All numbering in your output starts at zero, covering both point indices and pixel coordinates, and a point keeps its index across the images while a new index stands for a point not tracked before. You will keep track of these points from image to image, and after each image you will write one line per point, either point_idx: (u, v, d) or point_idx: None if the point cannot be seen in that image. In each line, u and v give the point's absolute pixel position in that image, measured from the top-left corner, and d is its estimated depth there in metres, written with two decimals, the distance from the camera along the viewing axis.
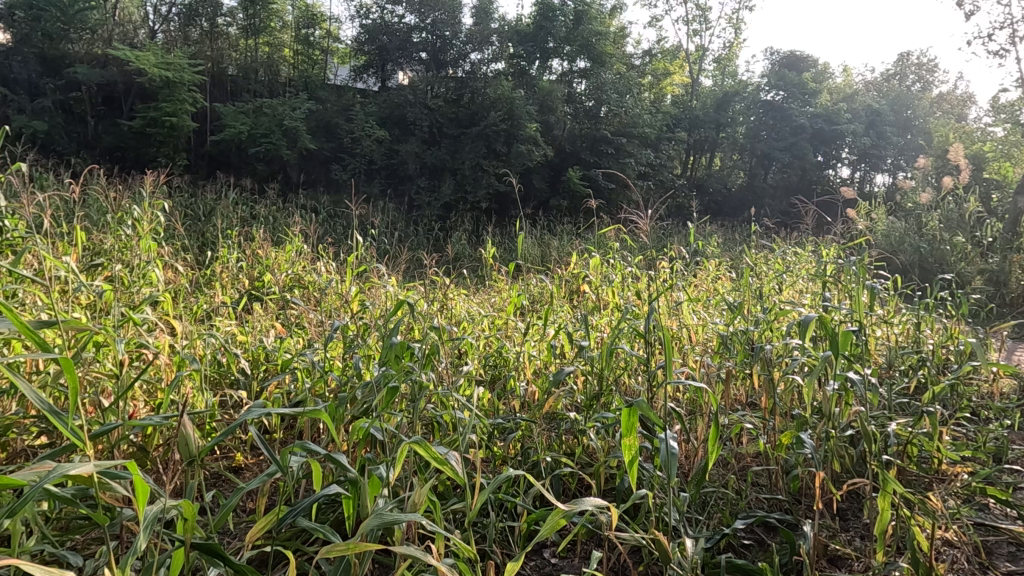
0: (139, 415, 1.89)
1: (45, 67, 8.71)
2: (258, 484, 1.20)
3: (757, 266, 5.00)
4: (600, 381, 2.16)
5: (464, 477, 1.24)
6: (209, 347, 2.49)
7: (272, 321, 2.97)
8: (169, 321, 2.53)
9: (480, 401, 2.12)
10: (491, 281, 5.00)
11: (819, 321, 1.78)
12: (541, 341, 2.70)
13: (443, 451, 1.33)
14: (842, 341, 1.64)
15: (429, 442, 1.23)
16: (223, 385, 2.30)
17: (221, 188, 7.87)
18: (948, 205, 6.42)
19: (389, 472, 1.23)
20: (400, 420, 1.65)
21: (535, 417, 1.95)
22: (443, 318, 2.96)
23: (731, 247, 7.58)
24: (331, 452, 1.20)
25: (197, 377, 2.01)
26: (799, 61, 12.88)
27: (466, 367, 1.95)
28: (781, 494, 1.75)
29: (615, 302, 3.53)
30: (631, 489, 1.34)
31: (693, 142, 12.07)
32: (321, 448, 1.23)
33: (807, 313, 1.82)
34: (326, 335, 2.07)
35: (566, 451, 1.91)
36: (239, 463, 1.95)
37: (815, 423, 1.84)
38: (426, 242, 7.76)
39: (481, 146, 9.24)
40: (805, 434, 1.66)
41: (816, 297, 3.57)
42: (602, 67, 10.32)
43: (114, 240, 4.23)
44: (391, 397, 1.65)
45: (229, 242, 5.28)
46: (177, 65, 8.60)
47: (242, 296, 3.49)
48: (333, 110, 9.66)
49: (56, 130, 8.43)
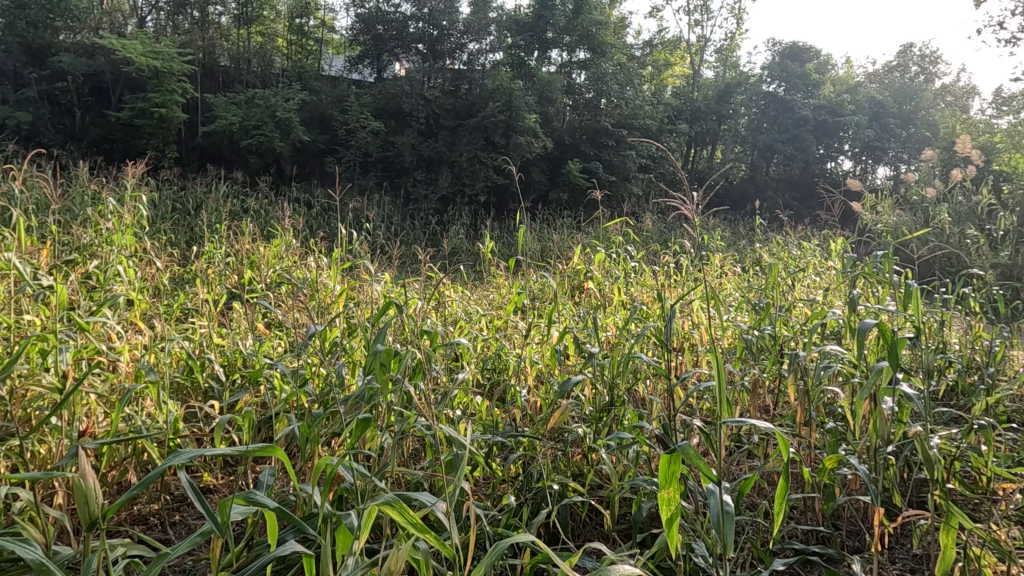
0: (93, 429, 1.70)
1: (29, 56, 8.43)
2: (187, 549, 0.97)
3: (764, 260, 4.80)
4: (611, 391, 1.95)
5: (451, 546, 1.02)
6: (179, 352, 2.29)
7: (255, 322, 2.78)
8: (139, 323, 2.31)
9: (478, 414, 1.92)
10: (488, 277, 4.77)
11: (878, 327, 1.51)
12: (544, 342, 2.46)
13: (428, 500, 1.12)
14: (899, 352, 1.40)
15: (405, 504, 1.00)
16: (195, 394, 2.12)
17: (211, 180, 7.64)
18: (957, 197, 6.22)
19: (361, 526, 1.01)
20: (384, 445, 1.41)
21: (538, 432, 1.75)
22: (438, 318, 2.73)
23: (736, 240, 7.34)
24: (282, 508, 0.99)
25: (156, 390, 1.79)
26: (802, 52, 12.59)
27: (461, 377, 1.73)
28: (821, 524, 1.56)
29: (621, 299, 3.26)
30: (669, 552, 1.13)
31: (693, 134, 11.86)
32: (271, 501, 0.99)
33: (865, 319, 1.54)
34: (303, 342, 1.87)
35: (574, 472, 1.70)
36: (207, 483, 1.76)
37: (859, 442, 1.62)
38: (423, 236, 7.55)
39: (479, 138, 8.98)
40: (854, 458, 1.43)
41: (832, 296, 3.37)
42: (602, 57, 10.04)
43: (93, 235, 4.00)
44: (363, 429, 1.41)
45: (217, 237, 5.07)
46: (166, 54, 8.31)
47: (224, 295, 3.28)
48: (328, 101, 9.31)
49: (42, 121, 8.18)
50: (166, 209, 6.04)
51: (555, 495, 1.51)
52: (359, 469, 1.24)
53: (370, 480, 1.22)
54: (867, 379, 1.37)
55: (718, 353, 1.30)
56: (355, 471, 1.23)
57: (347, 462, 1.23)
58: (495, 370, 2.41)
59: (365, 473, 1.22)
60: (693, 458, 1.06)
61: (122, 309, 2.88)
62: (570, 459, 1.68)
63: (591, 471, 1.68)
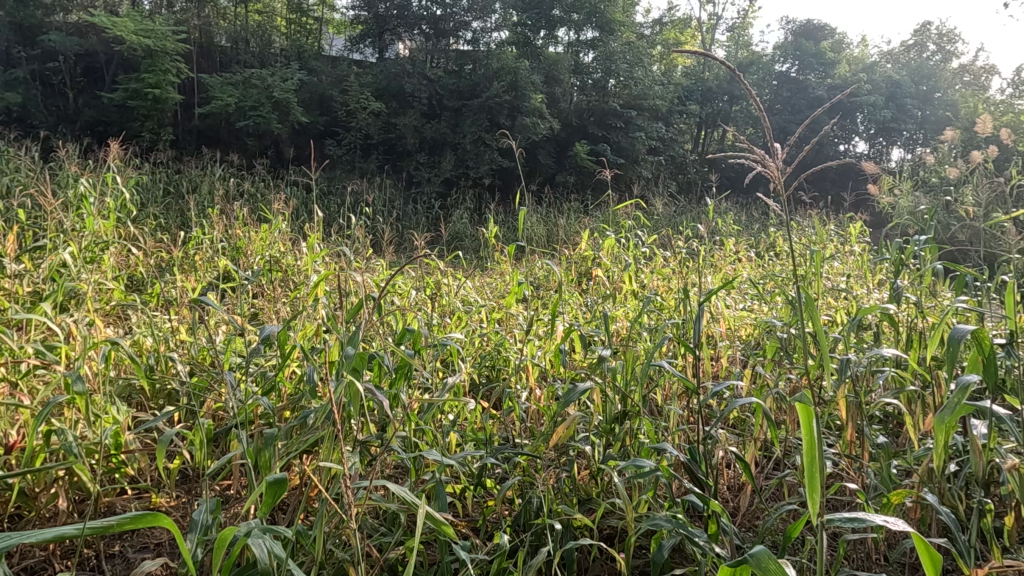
0: (18, 446, 1.46)
1: (19, 35, 8.14)
2: None
3: (782, 248, 4.54)
4: (625, 399, 1.68)
5: None
6: (141, 350, 2.06)
7: (228, 315, 2.54)
8: (96, 319, 2.08)
9: (470, 426, 1.67)
10: (490, 264, 4.51)
11: (977, 339, 1.17)
12: (549, 339, 2.22)
13: None
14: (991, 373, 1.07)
15: None
16: (158, 396, 1.89)
17: (206, 162, 7.35)
18: (980, 176, 5.92)
19: None
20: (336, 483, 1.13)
21: (539, 450, 1.50)
22: (434, 310, 2.51)
23: (750, 224, 7.01)
24: None
25: (86, 401, 1.54)
26: (816, 30, 12.27)
27: (449, 383, 1.48)
28: (874, 567, 1.32)
29: (632, 288, 2.98)
30: None
31: (705, 114, 11.55)
32: None
33: (960, 327, 1.19)
34: (257, 345, 1.60)
35: (583, 496, 1.45)
36: (157, 505, 1.52)
37: (932, 470, 1.34)
38: (425, 220, 7.27)
39: (484, 119, 8.67)
40: (932, 501, 1.15)
41: (859, 289, 3.10)
42: (610, 35, 9.77)
43: (73, 219, 3.76)
44: (277, 494, 1.00)
45: (207, 221, 4.81)
46: (159, 32, 7.99)
47: (204, 284, 3.02)
48: (327, 82, 9.02)
49: (33, 103, 7.93)
50: (157, 192, 5.78)
51: (557, 535, 1.26)
52: (279, 544, 0.96)
53: (285, 566, 0.95)
54: (952, 398, 1.06)
55: (805, 409, 0.89)
56: (270, 552, 0.96)
57: (261, 537, 0.96)
58: (493, 371, 2.19)
59: (280, 559, 0.94)
60: (770, 575, 0.83)
61: (86, 301, 2.63)
62: (576, 482, 1.43)
63: (601, 495, 1.44)
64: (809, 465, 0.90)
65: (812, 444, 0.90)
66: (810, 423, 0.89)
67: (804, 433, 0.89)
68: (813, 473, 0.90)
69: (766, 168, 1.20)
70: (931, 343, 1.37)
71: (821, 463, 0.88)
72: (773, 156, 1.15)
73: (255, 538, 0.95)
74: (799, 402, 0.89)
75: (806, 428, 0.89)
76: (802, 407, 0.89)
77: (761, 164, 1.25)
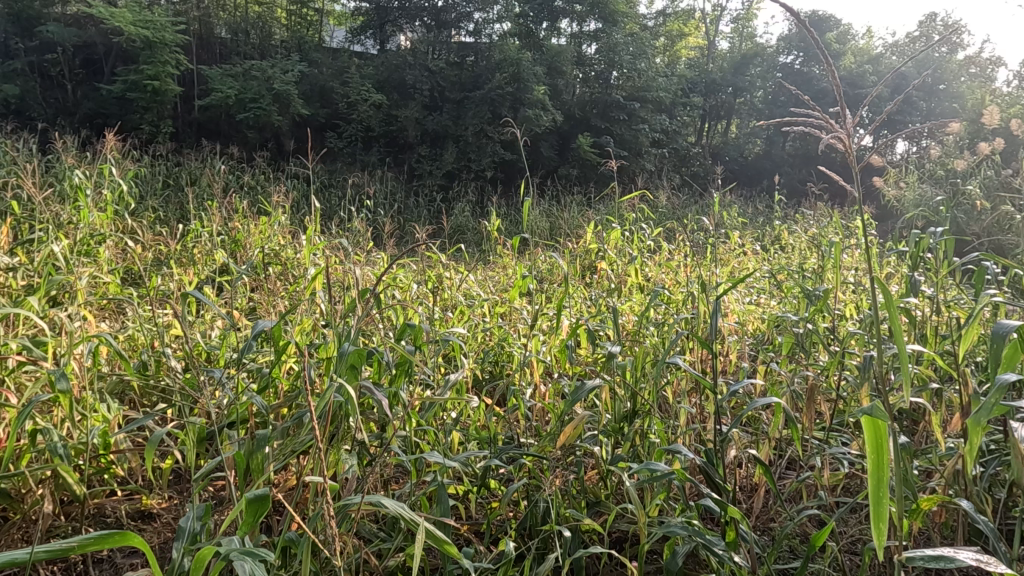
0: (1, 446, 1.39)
1: (17, 26, 8.05)
2: None
3: (788, 242, 4.47)
4: (634, 398, 1.62)
5: None
6: (134, 346, 2.01)
7: (224, 309, 2.48)
8: (88, 314, 2.02)
9: (473, 425, 1.62)
10: (493, 257, 4.44)
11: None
12: (555, 335, 2.15)
13: None
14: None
15: None
16: (151, 393, 1.83)
17: (206, 154, 7.26)
18: (988, 168, 5.84)
19: None
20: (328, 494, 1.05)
21: (545, 450, 1.43)
22: (434, 305, 2.44)
23: (755, 216, 6.92)
24: None
25: (71, 400, 1.47)
26: (821, 22, 12.14)
27: (453, 381, 1.41)
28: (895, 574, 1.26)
29: (638, 281, 2.91)
30: None
31: (710, 107, 11.44)
32: None
33: (1005, 323, 1.10)
34: (249, 341, 1.51)
35: (590, 499, 1.39)
36: (147, 506, 1.46)
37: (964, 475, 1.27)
38: (426, 213, 7.20)
39: (486, 111, 8.58)
40: (967, 508, 1.07)
41: (873, 284, 3.02)
42: (613, 26, 9.66)
43: (69, 210, 3.69)
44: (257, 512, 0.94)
45: (205, 213, 4.74)
46: (158, 23, 7.90)
47: (200, 278, 2.95)
48: (328, 74, 8.94)
49: (31, 95, 7.86)
50: (156, 185, 5.72)
51: (566, 544, 1.20)
52: (261, 567, 0.89)
53: None
54: (990, 398, 0.98)
55: (874, 423, 0.84)
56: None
57: (242, 559, 0.89)
58: (496, 367, 2.13)
59: None
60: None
61: (81, 296, 2.57)
62: (583, 484, 1.37)
63: (610, 498, 1.38)
64: (875, 484, 0.85)
65: (879, 460, 0.85)
66: (880, 435, 0.83)
67: (871, 447, 0.85)
68: (877, 494, 0.85)
69: (840, 141, 1.13)
70: (966, 343, 1.25)
71: (889, 481, 0.84)
72: (845, 122, 1.09)
73: (237, 559, 0.88)
74: (865, 412, 0.84)
75: (874, 444, 0.85)
76: (867, 416, 0.84)
77: (830, 133, 1.17)
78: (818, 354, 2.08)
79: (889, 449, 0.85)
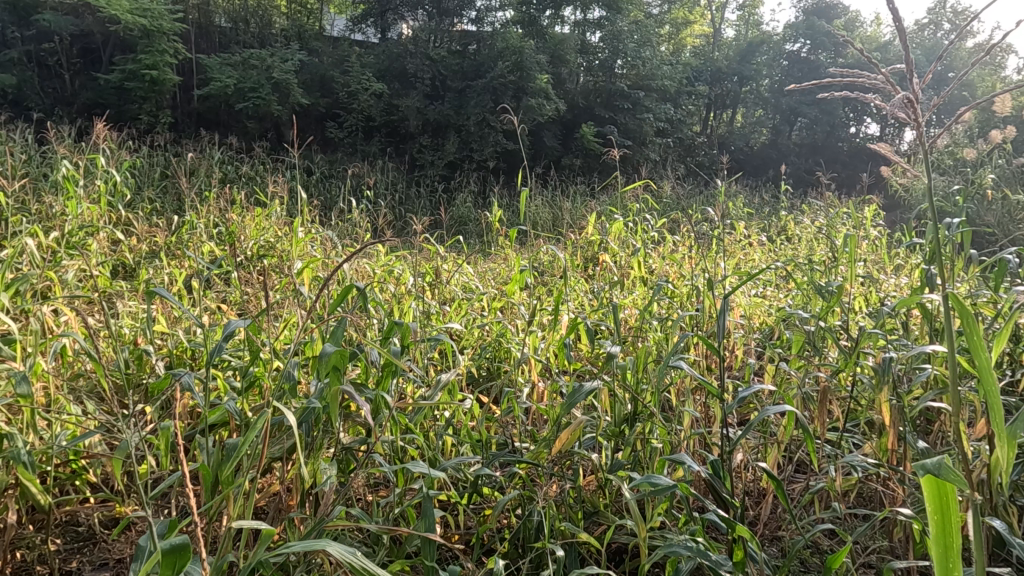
0: None
1: (14, 14, 7.86)
2: None
3: (792, 233, 4.39)
4: (635, 399, 1.54)
5: None
6: (117, 342, 1.94)
7: (214, 305, 2.41)
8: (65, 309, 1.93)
9: (466, 426, 1.54)
10: (492, 249, 4.37)
11: None
12: (552, 332, 2.07)
13: None
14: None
15: None
16: (129, 392, 1.76)
17: (204, 145, 7.17)
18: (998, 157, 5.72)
19: None
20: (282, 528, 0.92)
21: (538, 457, 1.34)
22: (431, 300, 2.37)
23: (760, 206, 6.82)
24: None
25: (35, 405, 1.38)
26: (829, 9, 11.92)
27: (441, 385, 1.31)
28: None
29: (641, 274, 2.84)
30: None
31: (715, 95, 11.29)
32: None
33: None
34: (222, 342, 1.37)
35: (587, 508, 1.31)
36: (121, 513, 1.40)
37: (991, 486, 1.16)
38: (428, 204, 7.13)
39: (488, 100, 8.46)
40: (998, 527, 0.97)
41: (881, 277, 2.94)
42: (618, 14, 9.50)
43: (59, 200, 3.60)
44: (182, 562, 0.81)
45: (201, 204, 4.67)
46: (155, 11, 7.69)
47: (193, 271, 2.88)
48: (328, 63, 8.83)
49: (29, 85, 7.78)
50: (152, 175, 5.63)
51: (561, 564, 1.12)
52: None
53: None
54: None
55: (938, 484, 0.72)
56: None
57: None
58: (492, 365, 2.05)
59: None
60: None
61: (68, 291, 2.50)
62: (581, 492, 1.29)
63: (610, 507, 1.30)
64: (937, 552, 0.74)
65: (943, 526, 0.73)
66: (947, 499, 0.72)
67: (935, 511, 0.73)
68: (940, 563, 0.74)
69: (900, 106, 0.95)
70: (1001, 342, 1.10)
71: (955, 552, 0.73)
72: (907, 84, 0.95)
73: None
74: (929, 471, 0.72)
75: (939, 509, 0.73)
76: (930, 475, 0.73)
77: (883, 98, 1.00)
78: (828, 350, 2.00)
79: (955, 513, 0.73)
